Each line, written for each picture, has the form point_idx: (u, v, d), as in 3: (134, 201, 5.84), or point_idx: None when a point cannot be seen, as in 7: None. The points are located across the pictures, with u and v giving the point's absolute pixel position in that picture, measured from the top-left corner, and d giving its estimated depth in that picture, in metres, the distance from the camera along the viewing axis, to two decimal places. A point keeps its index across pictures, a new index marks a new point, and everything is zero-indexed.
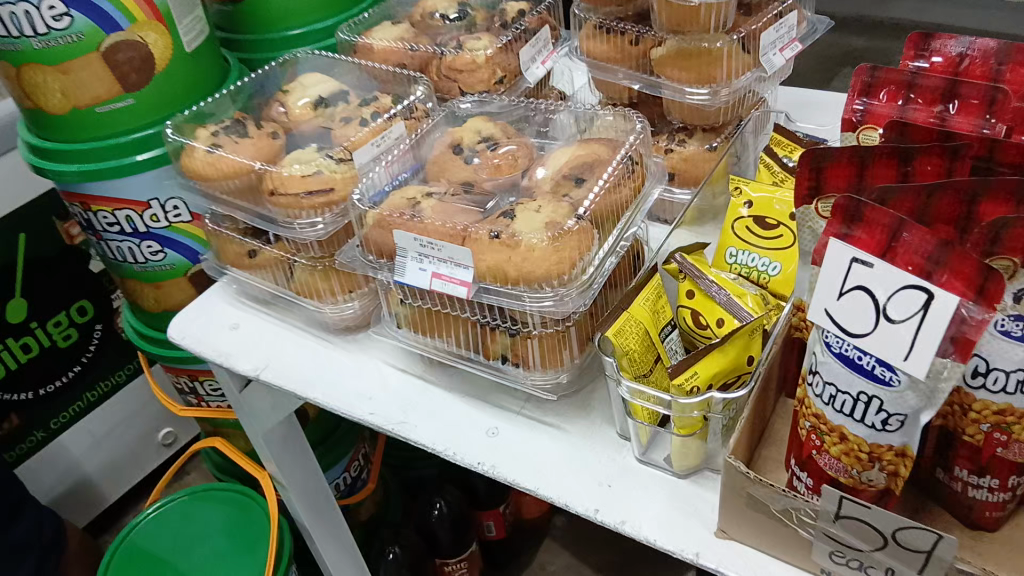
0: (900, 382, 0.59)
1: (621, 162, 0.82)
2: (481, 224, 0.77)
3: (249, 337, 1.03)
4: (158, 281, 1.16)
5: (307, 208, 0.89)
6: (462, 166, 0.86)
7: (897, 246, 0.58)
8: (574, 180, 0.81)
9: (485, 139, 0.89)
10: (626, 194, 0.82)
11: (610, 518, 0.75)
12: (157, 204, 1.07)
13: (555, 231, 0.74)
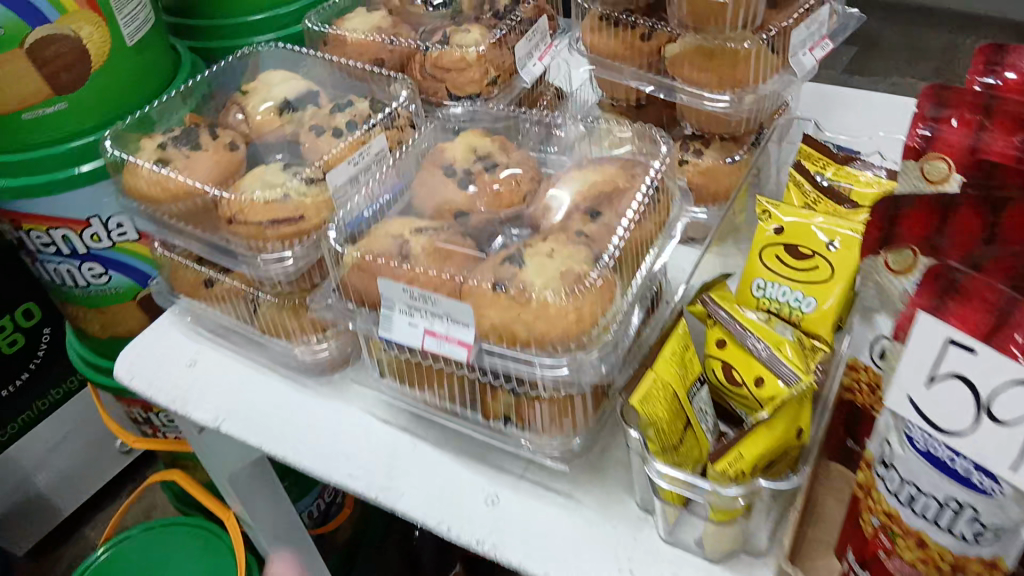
0: (1002, 494, 0.49)
1: (643, 193, 0.71)
2: (485, 271, 0.65)
3: (207, 377, 0.90)
4: (103, 306, 1.02)
5: (273, 239, 0.76)
6: (456, 192, 0.74)
7: (1007, 330, 0.47)
8: (589, 214, 0.70)
9: (482, 158, 0.77)
10: (651, 230, 0.71)
11: None
12: (97, 222, 0.93)
13: (574, 283, 0.62)
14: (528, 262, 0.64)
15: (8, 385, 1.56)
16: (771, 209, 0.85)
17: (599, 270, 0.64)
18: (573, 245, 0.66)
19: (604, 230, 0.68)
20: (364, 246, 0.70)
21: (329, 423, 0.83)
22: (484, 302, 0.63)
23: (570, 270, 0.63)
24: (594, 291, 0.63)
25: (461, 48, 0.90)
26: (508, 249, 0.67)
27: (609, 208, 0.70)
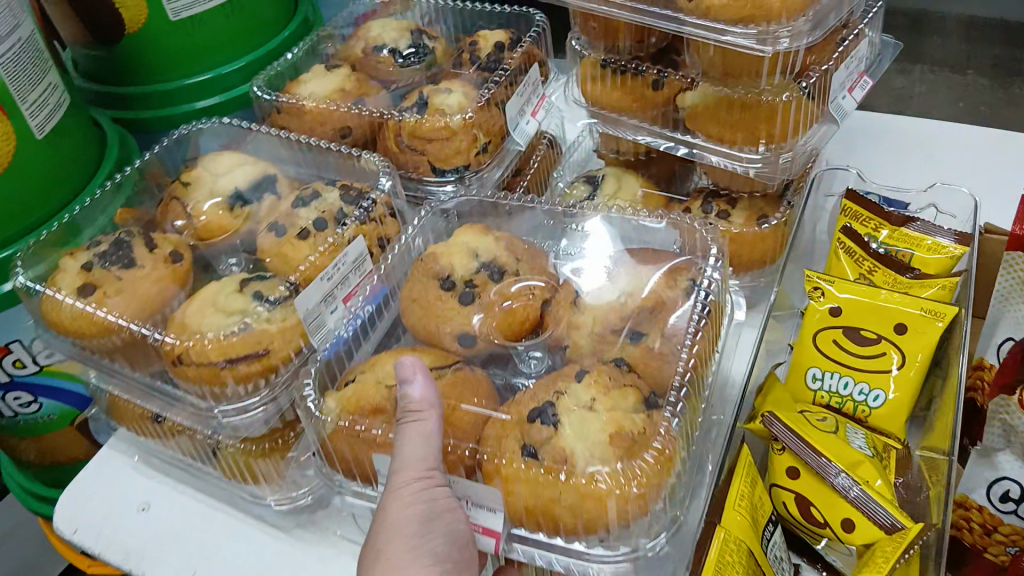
0: None
1: (697, 309, 0.58)
2: (515, 435, 0.53)
3: (163, 523, 0.74)
4: (37, 433, 0.86)
5: (234, 380, 0.62)
6: (461, 313, 0.62)
7: None
8: (628, 337, 0.58)
9: (486, 264, 0.64)
10: (708, 350, 0.59)
11: None
12: (19, 348, 0.77)
13: (632, 448, 0.51)
14: (568, 420, 0.52)
15: None
16: (828, 284, 0.71)
17: (662, 431, 0.52)
18: (618, 388, 0.54)
19: (654, 363, 0.56)
20: (358, 397, 0.58)
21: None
22: (518, 479, 0.51)
23: (623, 428, 0.51)
24: (660, 458, 0.51)
25: (444, 115, 0.76)
26: (536, 394, 0.55)
27: (651, 327, 0.58)
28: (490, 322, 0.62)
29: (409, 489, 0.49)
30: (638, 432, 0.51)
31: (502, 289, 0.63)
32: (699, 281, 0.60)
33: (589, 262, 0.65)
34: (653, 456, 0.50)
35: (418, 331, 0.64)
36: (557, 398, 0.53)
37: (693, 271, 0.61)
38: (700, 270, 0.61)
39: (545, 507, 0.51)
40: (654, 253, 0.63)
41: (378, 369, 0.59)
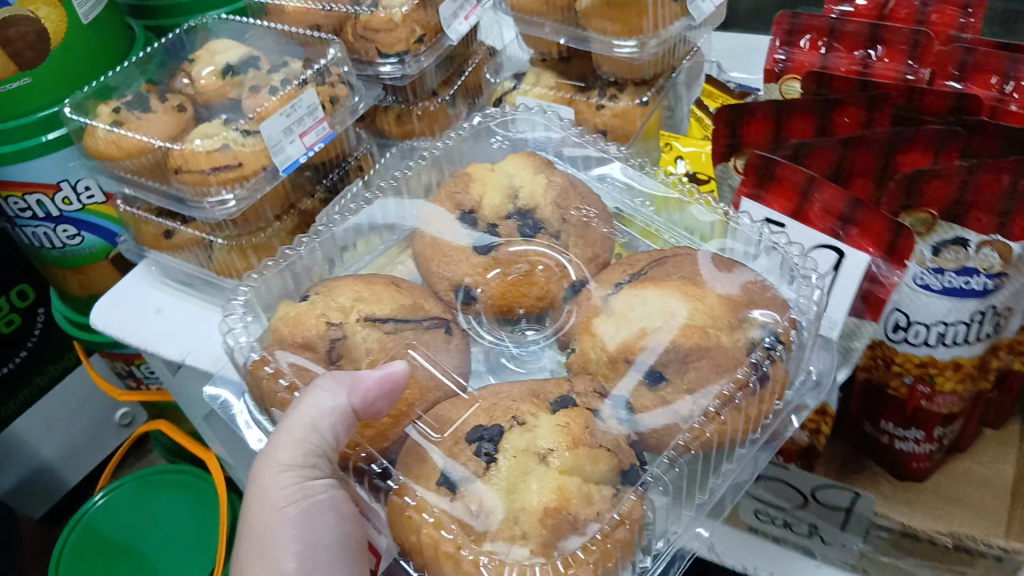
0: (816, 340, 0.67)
1: (753, 379, 0.62)
2: (454, 451, 0.61)
3: (173, 322, 0.99)
4: (80, 266, 1.11)
5: (216, 183, 0.85)
6: (470, 257, 0.75)
7: (810, 203, 0.67)
8: (652, 373, 0.62)
9: (516, 210, 0.78)
10: (752, 414, 0.63)
11: None
12: (67, 186, 1.01)
13: (563, 538, 0.56)
14: (501, 466, 0.59)
15: (8, 363, 1.70)
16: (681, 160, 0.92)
17: (600, 526, 0.57)
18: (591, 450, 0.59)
19: (682, 419, 0.61)
20: (296, 322, 0.71)
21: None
22: (412, 520, 0.59)
23: (564, 491, 0.57)
24: (608, 537, 0.57)
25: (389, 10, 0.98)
26: (510, 407, 0.62)
27: (675, 377, 0.62)
28: (501, 281, 0.74)
29: (283, 478, 0.64)
30: (575, 512, 0.57)
31: (512, 250, 0.75)
32: (752, 354, 0.62)
33: (644, 259, 0.71)
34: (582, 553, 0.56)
35: (424, 273, 0.77)
36: (508, 427, 0.61)
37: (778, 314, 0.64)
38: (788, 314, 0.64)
39: (438, 556, 0.58)
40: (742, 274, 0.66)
41: (327, 297, 0.73)
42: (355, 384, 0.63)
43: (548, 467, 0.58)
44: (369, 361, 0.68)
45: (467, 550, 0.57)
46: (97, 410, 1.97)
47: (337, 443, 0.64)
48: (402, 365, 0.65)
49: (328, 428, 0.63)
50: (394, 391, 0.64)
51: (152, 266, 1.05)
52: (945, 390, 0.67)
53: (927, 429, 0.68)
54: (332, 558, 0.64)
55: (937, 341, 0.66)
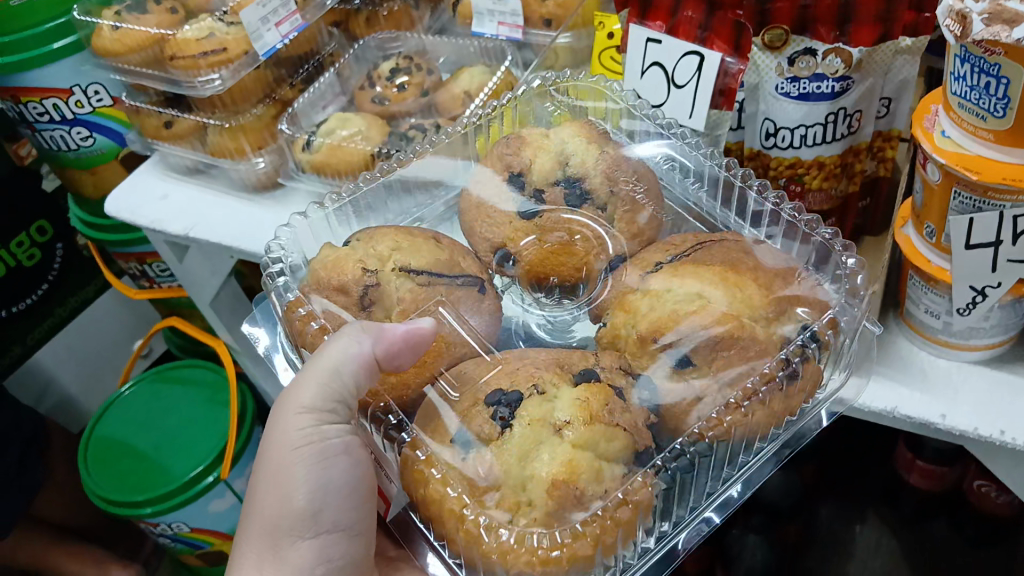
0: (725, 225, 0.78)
1: (783, 370, 0.63)
2: (472, 410, 0.64)
3: (179, 205, 1.13)
4: (94, 167, 1.25)
5: (205, 66, 0.99)
6: (513, 220, 0.77)
7: (679, 22, 0.77)
8: (675, 360, 0.64)
9: (564, 176, 0.78)
10: (778, 407, 0.65)
11: (963, 424, 0.72)
12: (79, 90, 1.15)
13: (571, 513, 0.59)
14: (515, 430, 0.62)
15: (33, 295, 1.85)
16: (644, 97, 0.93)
17: (610, 498, 0.59)
18: (607, 429, 0.61)
19: (704, 405, 0.63)
20: (338, 267, 0.74)
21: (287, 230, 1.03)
22: (421, 476, 0.63)
23: (573, 465, 0.60)
24: (609, 514, 0.59)
25: None
26: (533, 376, 0.65)
27: (703, 364, 0.64)
28: (540, 248, 0.75)
29: (297, 417, 0.68)
30: (584, 486, 0.59)
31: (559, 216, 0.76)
32: (784, 348, 0.64)
33: (689, 240, 0.73)
34: (581, 523, 0.59)
35: (468, 232, 0.80)
36: (528, 395, 0.64)
37: (819, 312, 0.66)
38: (826, 310, 0.66)
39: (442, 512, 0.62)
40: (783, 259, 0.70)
41: (366, 244, 0.76)
42: (381, 334, 0.66)
43: (561, 440, 0.61)
44: (398, 311, 0.72)
45: (470, 507, 0.61)
46: (108, 338, 2.11)
47: (356, 389, 0.67)
48: (428, 324, 0.68)
49: (349, 373, 0.66)
50: (419, 347, 0.67)
51: (158, 163, 1.19)
52: (813, 187, 0.79)
53: None
54: (340, 501, 0.69)
55: (803, 144, 0.77)
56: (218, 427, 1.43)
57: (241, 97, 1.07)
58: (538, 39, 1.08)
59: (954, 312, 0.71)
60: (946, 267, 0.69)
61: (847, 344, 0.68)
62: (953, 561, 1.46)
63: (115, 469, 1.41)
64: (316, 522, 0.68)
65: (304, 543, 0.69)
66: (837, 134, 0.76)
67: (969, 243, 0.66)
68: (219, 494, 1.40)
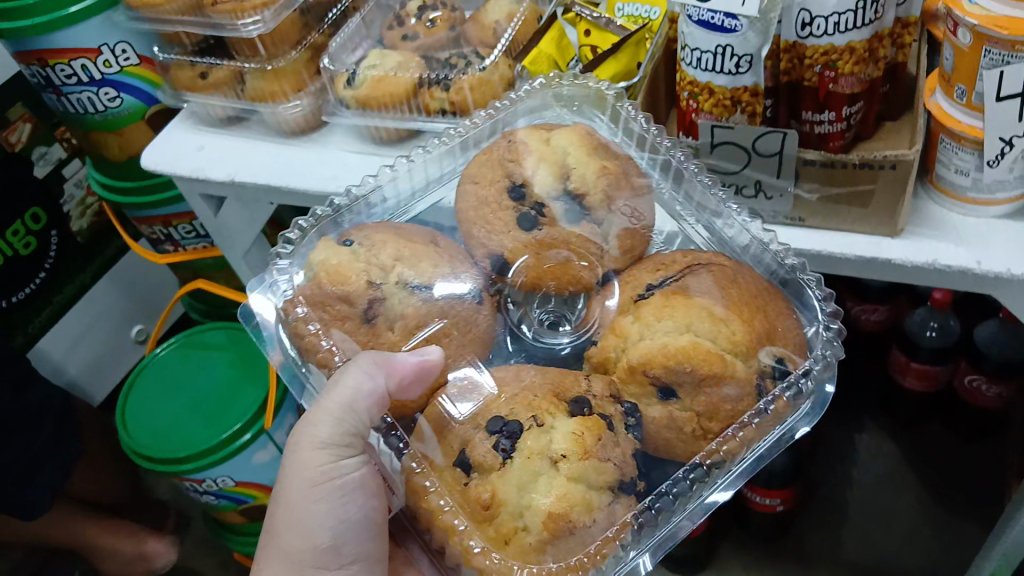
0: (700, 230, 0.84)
1: (761, 411, 0.69)
2: (474, 436, 0.68)
3: (217, 153, 1.15)
4: (119, 129, 1.27)
5: (249, 8, 1.03)
6: (513, 231, 0.78)
7: None
8: (662, 390, 0.69)
9: (566, 190, 0.79)
10: (754, 443, 0.70)
11: (997, 268, 0.81)
12: (107, 50, 1.16)
13: (566, 544, 0.64)
14: (515, 462, 0.66)
15: (30, 283, 1.79)
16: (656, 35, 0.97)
17: (603, 534, 0.65)
18: (600, 462, 0.66)
19: (684, 435, 0.69)
20: (341, 273, 0.77)
21: (332, 170, 1.07)
22: (430, 504, 0.68)
23: (567, 498, 0.64)
24: (598, 552, 0.65)
25: None
26: (531, 404, 0.69)
27: (686, 396, 0.69)
28: (530, 265, 0.77)
29: (314, 455, 0.73)
30: (576, 518, 0.64)
31: (536, 239, 0.77)
32: (762, 384, 0.70)
33: (679, 264, 0.76)
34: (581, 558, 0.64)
35: (464, 235, 0.81)
36: (527, 426, 0.68)
37: (796, 360, 0.71)
38: (801, 359, 0.72)
39: (447, 536, 0.67)
40: (767, 288, 0.75)
41: (370, 251, 0.78)
42: (391, 367, 0.70)
43: (558, 471, 0.65)
44: (401, 327, 0.75)
45: (474, 541, 0.66)
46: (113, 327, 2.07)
47: (370, 421, 0.72)
48: (437, 355, 0.72)
49: (362, 410, 0.70)
50: (427, 377, 0.72)
51: (187, 118, 1.21)
52: (846, 72, 0.84)
53: (838, 111, 0.87)
54: (356, 535, 0.75)
55: (836, 31, 0.82)
56: (251, 387, 1.44)
57: (279, 40, 1.10)
58: None
59: (984, 165, 0.80)
60: (977, 125, 0.78)
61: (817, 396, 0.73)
62: (948, 459, 1.59)
63: (150, 427, 1.43)
64: (337, 555, 0.76)
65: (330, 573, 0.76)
66: (865, 20, 0.81)
67: (1000, 95, 0.74)
68: (262, 445, 1.44)
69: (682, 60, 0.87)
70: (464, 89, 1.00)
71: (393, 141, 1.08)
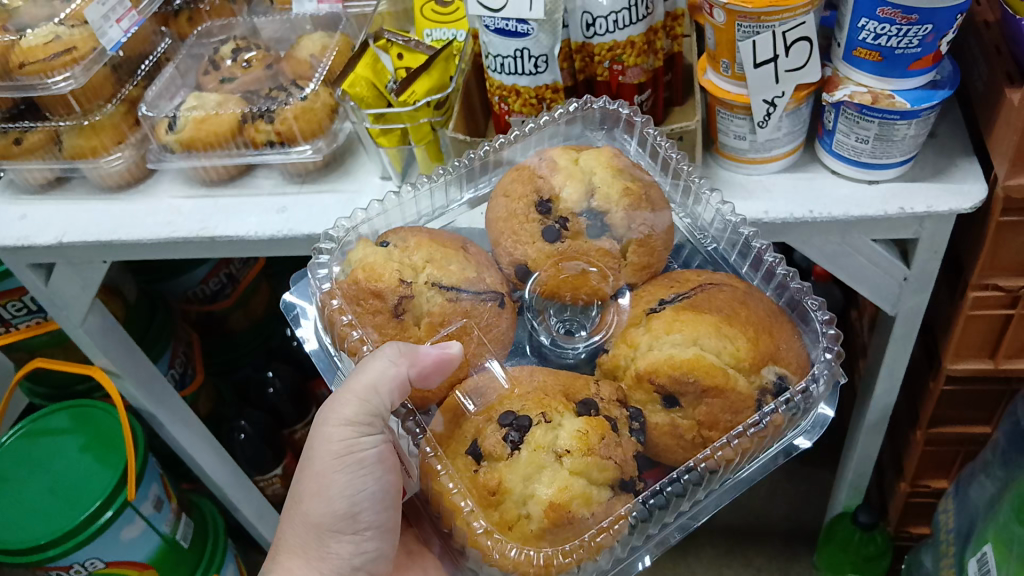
0: (680, 204, 0.88)
1: (756, 424, 0.70)
2: (485, 427, 0.70)
3: (41, 220, 1.11)
4: None
5: (58, 66, 1.04)
6: (537, 242, 0.77)
7: None
8: (664, 399, 0.70)
9: (590, 209, 0.78)
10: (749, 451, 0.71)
11: (779, 215, 0.93)
12: None
13: (563, 531, 0.67)
14: (523, 454, 0.68)
15: None
16: (463, 51, 1.06)
17: (600, 523, 0.67)
18: (599, 460, 0.67)
19: (683, 441, 0.70)
20: (379, 272, 0.77)
21: (162, 218, 1.07)
22: (439, 487, 0.70)
23: (569, 490, 0.66)
24: (586, 543, 0.67)
25: None
26: (542, 402, 0.70)
27: (688, 406, 0.70)
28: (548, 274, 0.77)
29: (342, 433, 0.75)
30: (574, 510, 0.66)
31: (562, 258, 0.77)
32: (761, 400, 0.71)
33: (693, 278, 0.77)
34: (576, 544, 0.67)
35: (494, 244, 0.81)
36: (536, 421, 0.69)
37: (796, 379, 0.72)
38: (803, 380, 0.72)
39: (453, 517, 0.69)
40: (775, 313, 0.76)
41: (402, 253, 0.78)
42: (415, 358, 0.71)
43: (562, 465, 0.67)
44: (427, 324, 0.75)
45: (479, 521, 0.68)
46: None
47: (392, 405, 0.73)
48: (457, 349, 0.72)
49: (386, 392, 0.71)
50: (446, 369, 0.72)
51: (6, 189, 1.16)
52: (631, 64, 0.91)
53: (630, 99, 0.94)
54: (373, 505, 0.77)
55: (615, 28, 0.88)
56: (113, 464, 1.38)
57: (93, 95, 1.10)
58: (357, 10, 1.19)
59: (755, 128, 0.92)
60: (742, 94, 0.90)
61: (814, 414, 0.74)
62: None
63: (8, 520, 1.34)
64: (355, 522, 0.78)
65: (346, 536, 0.79)
66: (639, 17, 0.88)
67: (757, 62, 0.85)
68: (128, 520, 1.37)
69: (488, 68, 0.95)
70: (288, 120, 1.05)
71: (222, 180, 1.11)
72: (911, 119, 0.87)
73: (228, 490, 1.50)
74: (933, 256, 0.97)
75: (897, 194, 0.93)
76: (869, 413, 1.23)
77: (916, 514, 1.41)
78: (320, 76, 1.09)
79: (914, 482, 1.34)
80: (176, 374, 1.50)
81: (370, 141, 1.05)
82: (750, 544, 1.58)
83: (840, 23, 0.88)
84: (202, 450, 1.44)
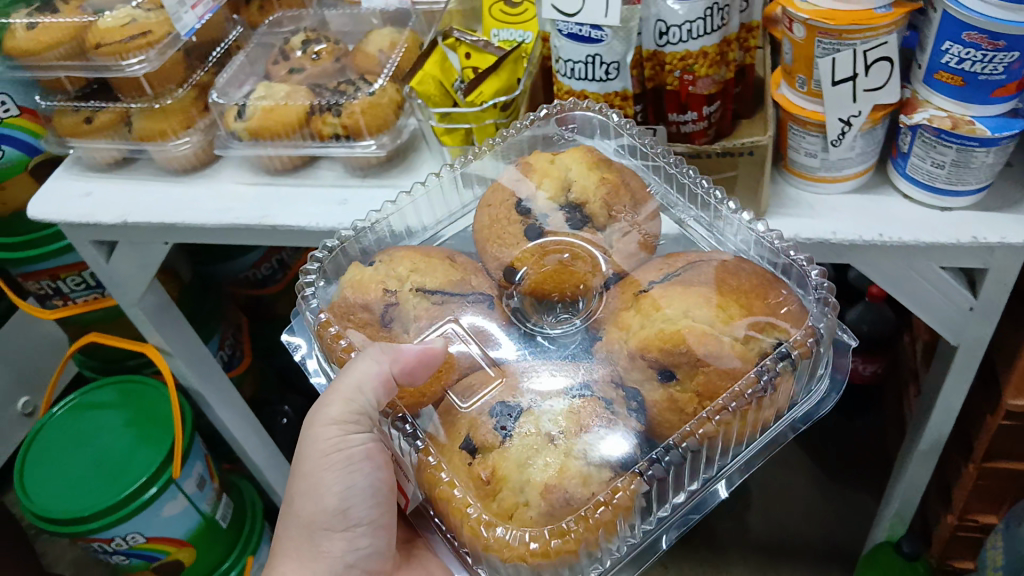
0: (682, 211, 0.85)
1: (760, 383, 0.66)
2: (478, 418, 0.69)
3: (103, 199, 1.13)
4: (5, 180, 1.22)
5: (133, 49, 1.05)
6: (520, 243, 0.79)
7: None
8: (660, 372, 0.67)
9: (568, 201, 0.80)
10: (751, 416, 0.68)
11: (846, 236, 0.91)
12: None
13: (560, 512, 0.64)
14: (514, 439, 0.67)
15: None
16: (532, 54, 1.05)
17: (598, 500, 0.64)
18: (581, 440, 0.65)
19: (685, 415, 0.67)
20: (364, 283, 0.78)
21: (226, 204, 1.08)
22: (436, 477, 0.68)
23: (565, 472, 0.65)
24: (589, 518, 0.64)
25: None
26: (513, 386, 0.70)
27: (686, 377, 0.67)
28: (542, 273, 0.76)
29: (336, 430, 0.75)
30: (571, 491, 0.64)
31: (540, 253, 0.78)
32: (763, 364, 0.67)
33: (680, 261, 0.74)
34: (573, 522, 0.64)
35: (481, 251, 0.81)
36: (524, 407, 0.68)
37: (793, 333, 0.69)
38: (800, 334, 0.69)
39: (450, 510, 0.68)
40: (766, 277, 0.72)
41: (388, 266, 0.79)
42: (398, 355, 0.71)
43: (554, 449, 0.66)
44: (415, 327, 0.76)
45: (471, 505, 0.67)
46: None
47: (378, 404, 0.71)
48: (439, 345, 0.72)
49: (371, 392, 0.70)
50: (432, 364, 0.72)
51: (73, 166, 1.19)
52: (701, 74, 0.89)
53: (699, 111, 0.92)
54: (364, 500, 0.78)
55: (689, 38, 0.86)
56: (158, 441, 1.40)
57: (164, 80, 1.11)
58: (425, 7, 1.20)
59: (828, 146, 0.90)
60: (816, 111, 0.88)
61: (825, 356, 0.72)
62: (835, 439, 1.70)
63: (53, 490, 1.37)
64: (345, 518, 0.79)
65: (336, 534, 0.79)
66: (713, 27, 0.86)
67: (835, 80, 0.84)
68: (172, 496, 1.39)
69: (557, 72, 0.94)
70: (356, 113, 1.05)
71: (286, 169, 1.11)
72: (991, 147, 0.84)
73: (268, 473, 1.52)
74: (1003, 287, 0.94)
75: (976, 223, 0.90)
76: (922, 441, 1.20)
77: (961, 547, 1.38)
78: (388, 72, 1.10)
79: (961, 516, 1.31)
80: (225, 356, 1.52)
81: (434, 139, 1.07)
82: (783, 562, 1.55)
83: (922, 44, 0.86)
84: (245, 433, 1.46)
